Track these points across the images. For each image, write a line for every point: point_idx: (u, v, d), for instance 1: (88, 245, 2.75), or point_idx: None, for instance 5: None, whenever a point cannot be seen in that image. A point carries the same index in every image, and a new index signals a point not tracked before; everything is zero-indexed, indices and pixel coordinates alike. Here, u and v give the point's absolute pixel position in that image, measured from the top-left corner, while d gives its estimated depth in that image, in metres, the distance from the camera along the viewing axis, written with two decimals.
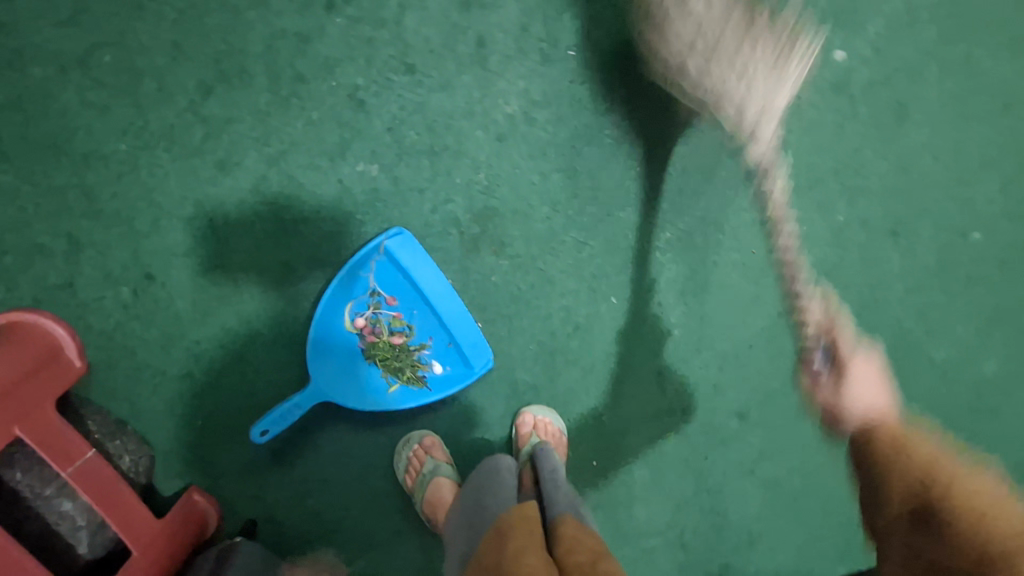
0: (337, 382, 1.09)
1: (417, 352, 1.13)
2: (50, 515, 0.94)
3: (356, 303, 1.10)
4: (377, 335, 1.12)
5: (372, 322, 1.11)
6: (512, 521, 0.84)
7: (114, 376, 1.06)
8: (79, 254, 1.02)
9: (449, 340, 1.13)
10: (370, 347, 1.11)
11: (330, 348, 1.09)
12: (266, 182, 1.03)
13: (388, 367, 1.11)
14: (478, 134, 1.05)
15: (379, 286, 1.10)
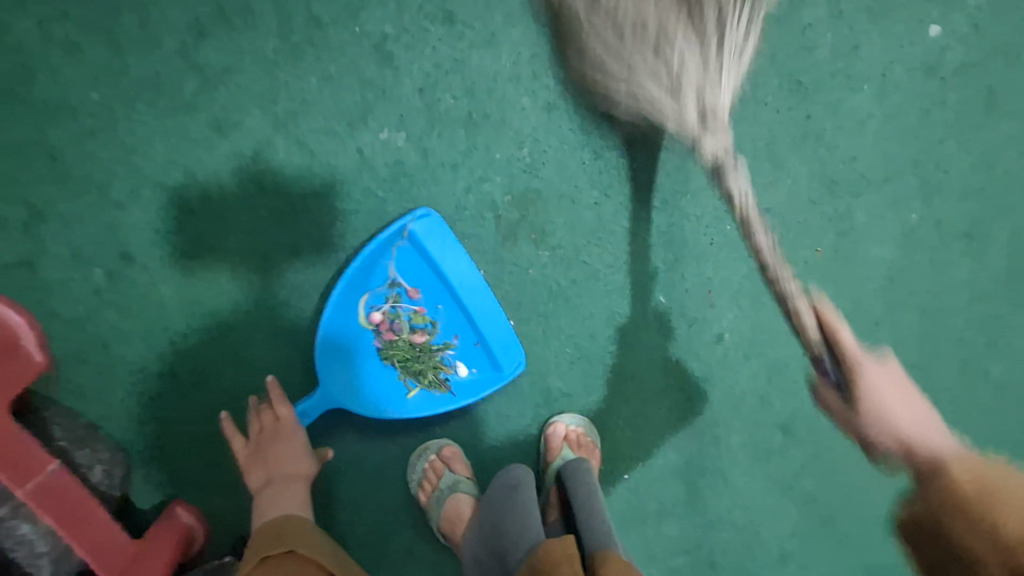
0: (348, 387, 0.93)
1: (441, 353, 0.96)
2: (5, 540, 0.79)
3: (373, 295, 0.94)
4: (395, 333, 0.95)
5: (390, 317, 0.94)
6: (548, 557, 0.72)
7: (84, 373, 0.90)
8: (42, 225, 0.85)
9: (478, 338, 0.96)
10: (387, 345, 0.94)
11: (342, 347, 0.93)
12: (271, 148, 0.87)
13: (407, 369, 0.95)
14: (524, 103, 0.92)
15: (400, 276, 0.94)
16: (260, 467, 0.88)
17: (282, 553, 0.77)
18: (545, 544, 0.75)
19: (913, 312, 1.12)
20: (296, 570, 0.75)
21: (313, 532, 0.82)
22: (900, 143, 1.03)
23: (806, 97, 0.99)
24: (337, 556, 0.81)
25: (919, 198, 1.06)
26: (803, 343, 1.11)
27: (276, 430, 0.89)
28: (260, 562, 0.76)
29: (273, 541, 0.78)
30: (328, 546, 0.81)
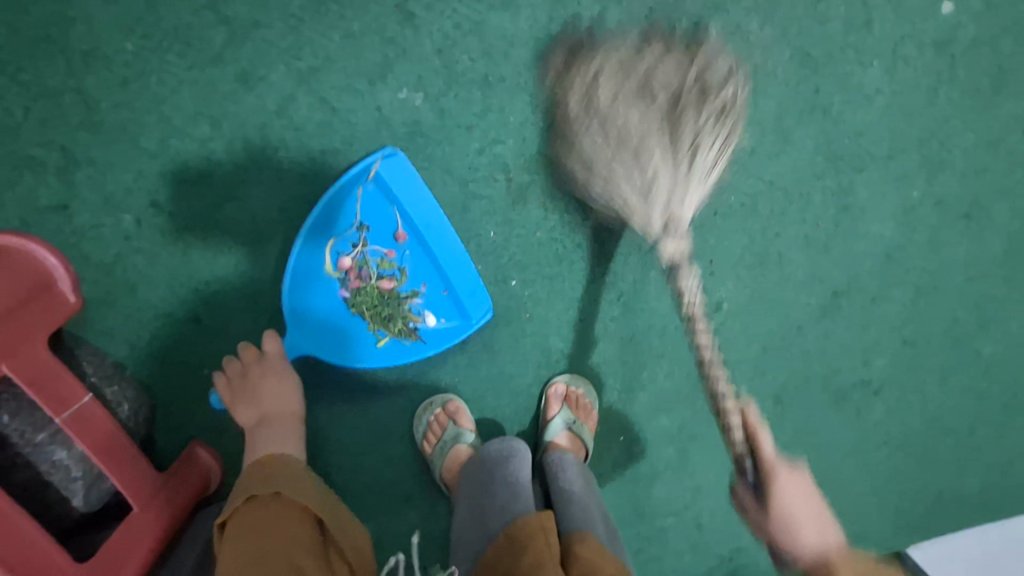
0: (318, 335, 0.97)
1: (409, 302, 0.97)
2: (42, 464, 0.84)
3: (340, 240, 0.95)
4: (363, 280, 0.96)
5: (358, 264, 0.95)
6: (525, 529, 0.80)
7: (113, 315, 0.95)
8: (75, 172, 0.89)
9: (445, 287, 0.98)
10: (354, 294, 0.96)
11: (310, 293, 0.96)
12: (293, 103, 0.90)
13: (375, 318, 0.97)
14: (539, 68, 0.95)
15: (366, 221, 0.94)
16: (251, 404, 0.92)
17: (269, 493, 0.76)
18: (521, 517, 0.82)
19: (908, 289, 1.16)
20: (285, 511, 0.74)
21: (301, 478, 0.81)
22: (906, 120, 1.05)
23: (815, 72, 1.01)
24: (323, 500, 0.79)
25: (922, 175, 1.09)
26: (800, 315, 1.14)
27: (266, 366, 0.94)
28: (245, 501, 0.74)
29: (261, 482, 0.77)
30: (314, 489, 0.79)
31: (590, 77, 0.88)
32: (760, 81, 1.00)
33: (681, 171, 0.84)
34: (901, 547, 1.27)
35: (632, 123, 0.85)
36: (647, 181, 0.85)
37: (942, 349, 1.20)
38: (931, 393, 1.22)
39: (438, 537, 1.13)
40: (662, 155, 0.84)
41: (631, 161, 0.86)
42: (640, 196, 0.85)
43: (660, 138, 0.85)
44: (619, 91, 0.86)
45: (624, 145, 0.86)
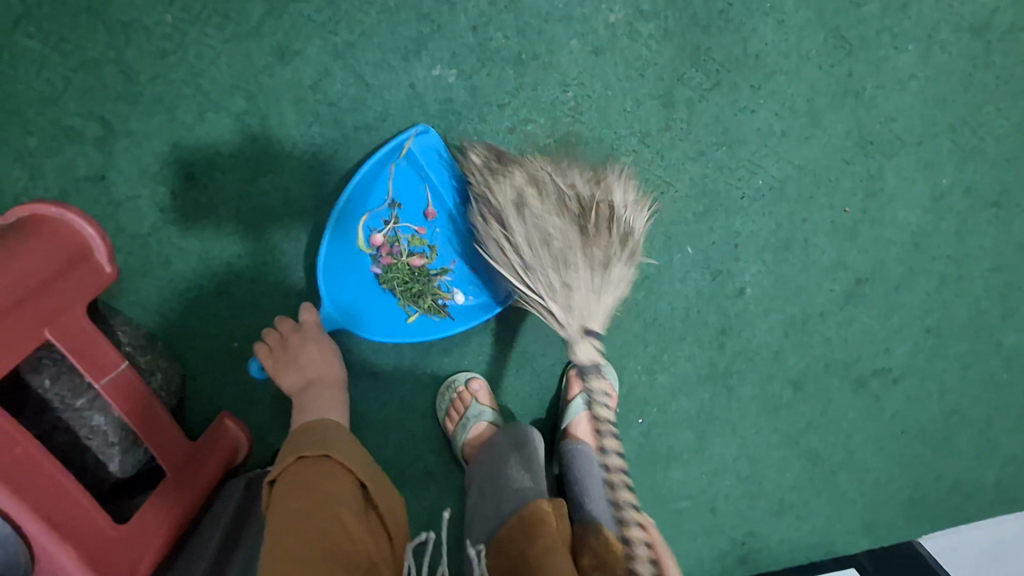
0: (351, 309, 0.98)
1: (438, 279, 0.99)
2: (81, 428, 0.86)
3: (373, 217, 0.97)
4: (394, 256, 0.98)
5: (390, 240, 0.98)
6: (538, 512, 0.81)
7: (147, 286, 0.98)
8: (113, 142, 0.90)
9: (473, 265, 1.00)
10: (386, 269, 0.98)
11: (343, 267, 0.97)
12: (328, 78, 0.91)
13: (406, 293, 0.99)
14: (573, 47, 0.95)
15: (398, 198, 0.97)
16: (293, 370, 0.92)
17: (320, 455, 0.76)
18: (534, 502, 0.84)
19: (933, 278, 1.15)
20: (332, 474, 0.73)
21: (347, 441, 0.80)
22: (940, 105, 1.05)
23: (849, 55, 1.01)
24: (370, 469, 0.78)
25: (952, 163, 1.08)
26: (823, 301, 1.14)
27: (304, 335, 0.94)
28: (296, 460, 0.74)
29: (309, 442, 0.77)
30: (361, 453, 0.78)
31: (510, 182, 0.90)
32: (793, 63, 1.00)
33: (594, 273, 0.87)
34: (914, 537, 1.27)
35: (542, 201, 0.90)
36: (565, 271, 0.87)
37: (964, 339, 1.20)
38: (951, 382, 1.22)
39: (457, 512, 1.15)
40: (584, 265, 0.87)
41: (555, 264, 0.88)
42: (558, 282, 0.85)
43: (559, 265, 0.87)
44: (547, 202, 0.91)
45: (541, 243, 0.89)
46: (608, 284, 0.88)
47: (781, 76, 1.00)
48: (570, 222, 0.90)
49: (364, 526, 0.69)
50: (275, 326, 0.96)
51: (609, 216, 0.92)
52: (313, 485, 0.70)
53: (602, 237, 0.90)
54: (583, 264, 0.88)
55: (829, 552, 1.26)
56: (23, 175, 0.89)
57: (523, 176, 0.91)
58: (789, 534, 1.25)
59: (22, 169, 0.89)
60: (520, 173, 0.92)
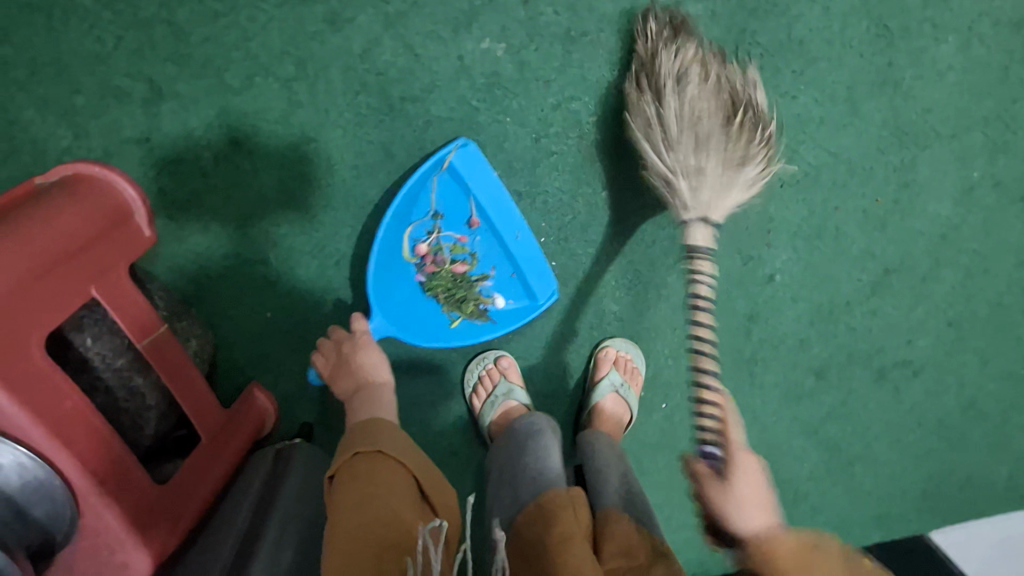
0: (398, 316, 1.01)
1: (479, 284, 1.04)
2: (120, 390, 0.85)
3: (416, 228, 1.02)
4: (437, 265, 1.02)
5: (433, 249, 1.02)
6: (556, 500, 0.79)
7: (183, 250, 0.99)
8: (160, 105, 0.94)
9: (513, 270, 1.04)
10: (430, 277, 1.02)
11: (389, 276, 1.01)
12: (378, 47, 0.95)
13: (449, 300, 1.02)
14: (616, 27, 0.98)
15: (440, 209, 1.02)
16: (346, 378, 0.93)
17: (373, 450, 0.76)
18: (552, 490, 0.82)
19: (958, 271, 1.16)
20: (385, 469, 0.73)
21: (399, 436, 0.81)
22: (977, 99, 1.06)
23: (891, 44, 1.02)
24: (421, 462, 0.78)
25: (983, 156, 1.09)
26: (848, 290, 1.15)
27: (355, 343, 0.95)
28: (351, 456, 0.75)
29: (363, 437, 0.77)
30: (414, 449, 0.78)
31: (680, 49, 0.94)
32: (835, 50, 1.02)
33: (733, 168, 0.89)
34: (923, 529, 1.29)
35: (699, 92, 0.91)
36: (699, 155, 0.87)
37: (986, 333, 1.21)
38: (970, 377, 1.23)
39: (474, 488, 1.16)
40: (722, 146, 0.88)
41: (691, 144, 0.89)
42: (687, 175, 0.88)
43: (699, 137, 0.89)
44: (706, 88, 0.93)
45: (692, 123, 0.90)
46: (730, 188, 0.88)
47: (823, 62, 1.02)
48: (712, 106, 0.91)
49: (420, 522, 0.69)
50: (329, 338, 0.99)
51: (753, 120, 0.93)
52: (369, 479, 0.70)
53: (750, 140, 0.91)
54: (720, 166, 0.87)
55: (839, 542, 1.27)
56: (68, 134, 0.93)
57: (695, 56, 0.94)
58: (801, 523, 1.26)
59: (68, 127, 0.93)
60: (686, 47, 0.95)
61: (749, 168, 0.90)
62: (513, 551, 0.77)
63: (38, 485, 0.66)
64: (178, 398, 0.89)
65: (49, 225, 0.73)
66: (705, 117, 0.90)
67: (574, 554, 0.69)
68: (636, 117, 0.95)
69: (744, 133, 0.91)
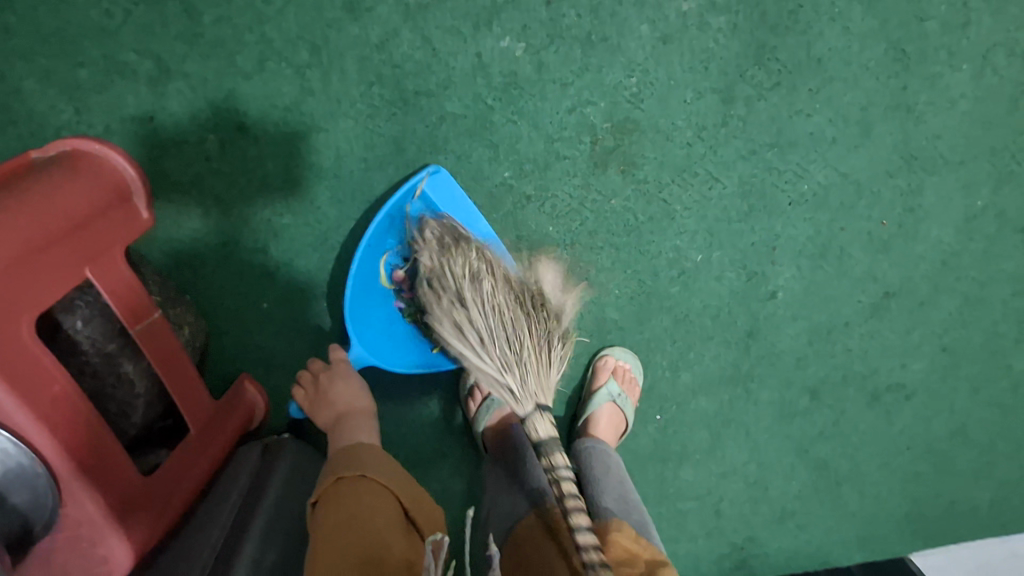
0: (377, 343, 1.01)
1: None
2: (108, 375, 0.83)
3: (393, 255, 1.00)
4: (415, 291, 1.00)
5: (411, 275, 0.99)
6: (556, 510, 0.80)
7: (179, 235, 0.97)
8: (166, 84, 0.91)
9: None
10: (408, 303, 0.99)
11: (367, 304, 0.99)
12: (396, 39, 0.93)
13: (428, 326, 0.99)
14: (636, 34, 0.98)
15: None
16: (325, 407, 0.93)
17: (356, 475, 0.75)
18: (551, 501, 0.82)
19: (956, 297, 1.17)
20: (369, 492, 0.73)
21: (384, 459, 0.80)
22: (985, 128, 1.07)
23: (906, 69, 1.03)
24: (405, 483, 0.78)
25: (988, 185, 1.11)
26: (849, 311, 1.15)
27: (333, 371, 0.96)
28: (336, 480, 0.74)
29: (346, 462, 0.77)
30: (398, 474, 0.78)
31: (460, 248, 0.89)
32: (852, 71, 1.02)
33: (543, 357, 0.84)
34: (906, 552, 1.30)
35: (490, 292, 0.85)
36: (511, 359, 0.80)
37: (979, 360, 1.22)
38: (961, 403, 1.24)
39: (464, 492, 1.14)
40: (528, 338, 0.83)
41: (496, 343, 0.81)
42: (504, 376, 0.79)
43: (513, 343, 0.81)
44: (499, 284, 0.87)
45: (491, 323, 0.83)
46: (550, 375, 0.83)
47: (839, 82, 1.03)
48: (507, 310, 0.84)
49: (405, 539, 0.69)
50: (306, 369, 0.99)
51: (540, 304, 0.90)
52: (354, 504, 0.70)
53: (546, 316, 0.89)
54: (507, 354, 0.81)
55: (823, 562, 1.27)
56: (69, 108, 0.90)
57: (480, 258, 0.89)
58: (786, 542, 1.26)
59: (68, 101, 0.90)
60: (462, 235, 0.91)
61: (557, 350, 0.88)
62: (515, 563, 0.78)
63: (20, 472, 0.63)
64: (170, 387, 0.86)
65: (40, 205, 0.70)
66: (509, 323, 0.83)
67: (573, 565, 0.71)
68: (434, 309, 0.86)
69: (547, 312, 0.90)
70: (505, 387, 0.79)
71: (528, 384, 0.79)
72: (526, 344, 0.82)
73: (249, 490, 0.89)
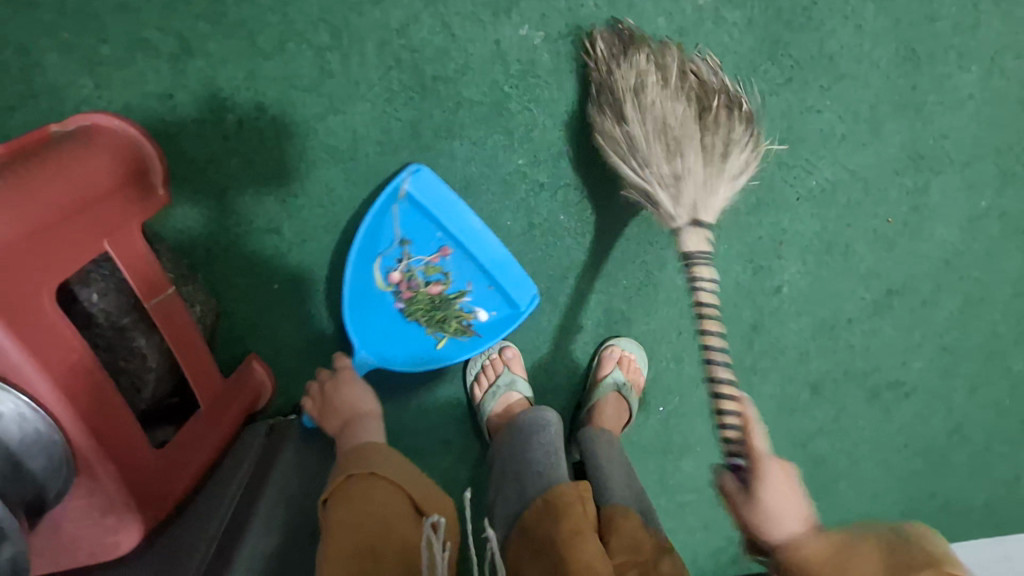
0: (381, 344, 1.04)
1: (457, 301, 1.06)
2: (122, 349, 0.83)
3: (386, 258, 1.03)
4: (413, 290, 1.05)
5: (406, 275, 1.04)
6: (564, 496, 0.80)
7: (194, 214, 0.98)
8: (187, 62, 0.92)
9: (489, 282, 1.06)
10: (408, 303, 1.04)
11: (367, 309, 1.03)
12: (415, 24, 0.94)
13: (431, 322, 1.05)
14: (653, 26, 0.99)
15: (405, 235, 1.03)
16: (332, 416, 0.94)
17: (366, 473, 0.75)
18: (559, 486, 0.82)
19: (957, 297, 1.19)
20: (378, 489, 0.73)
21: (392, 458, 0.80)
22: (992, 129, 1.09)
23: (916, 68, 1.05)
24: (416, 479, 0.78)
25: (992, 187, 1.12)
26: (852, 307, 1.17)
27: (338, 379, 0.98)
28: (346, 478, 0.74)
29: (357, 461, 0.77)
30: (407, 470, 0.78)
31: (634, 55, 0.94)
32: (863, 69, 1.04)
33: (709, 168, 0.86)
34: None
35: (665, 95, 0.91)
36: (675, 150, 0.87)
37: (978, 361, 1.24)
38: (959, 403, 1.26)
39: (468, 479, 1.15)
40: (699, 145, 0.87)
41: (666, 151, 0.87)
42: (666, 162, 0.87)
43: (684, 134, 0.88)
44: (669, 92, 0.92)
45: (660, 133, 0.89)
46: (721, 175, 0.87)
47: (850, 80, 1.04)
48: (681, 110, 0.90)
49: (410, 529, 0.69)
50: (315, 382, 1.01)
51: (728, 108, 0.93)
52: (363, 499, 0.70)
53: (728, 129, 0.91)
54: (693, 151, 0.87)
55: None
56: (90, 84, 0.91)
57: (650, 62, 0.94)
58: None
59: (90, 76, 0.91)
60: (637, 45, 0.95)
61: (739, 153, 0.89)
62: (524, 549, 0.77)
63: (37, 438, 0.61)
64: (183, 363, 0.87)
65: (61, 177, 0.71)
66: (667, 133, 0.89)
67: (585, 548, 0.70)
68: (603, 112, 0.95)
69: (726, 121, 0.91)
70: (653, 181, 0.88)
71: (693, 154, 0.86)
72: (687, 142, 0.87)
73: (254, 474, 0.89)
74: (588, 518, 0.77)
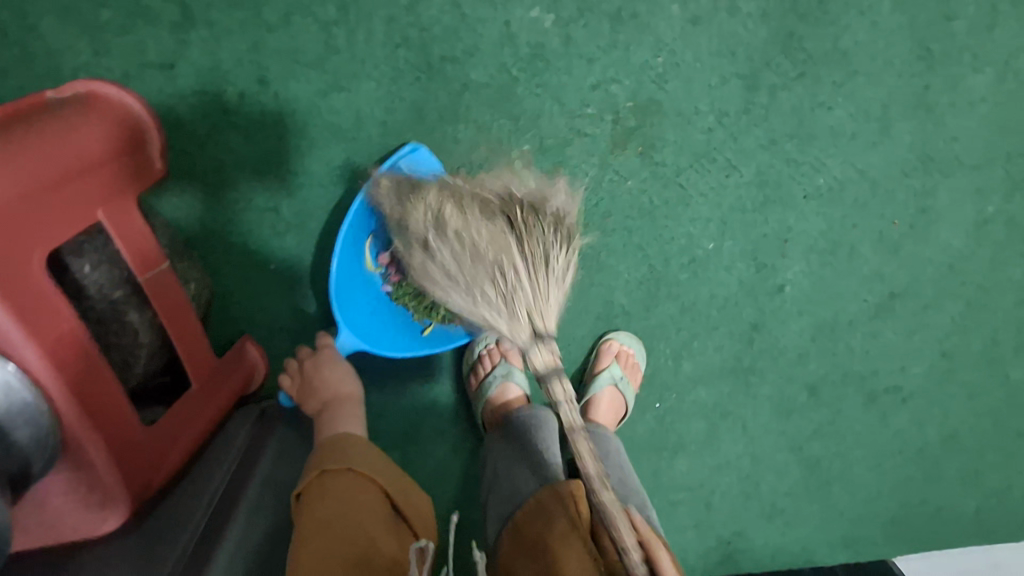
0: (367, 327, 1.01)
1: None
2: (113, 324, 0.81)
3: (377, 237, 1.01)
4: (401, 275, 1.00)
5: (396, 259, 1.01)
6: (554, 496, 0.80)
7: (190, 188, 0.96)
8: (189, 32, 0.90)
9: None
10: (396, 287, 1.01)
11: (353, 290, 1.00)
12: (425, 2, 0.93)
13: (419, 308, 1.01)
14: (667, 14, 0.98)
15: None
16: (313, 395, 0.93)
17: (342, 469, 0.74)
18: (550, 486, 0.82)
19: (960, 303, 1.18)
20: (353, 488, 0.71)
21: (371, 452, 0.79)
22: (1002, 133, 1.08)
23: (930, 68, 1.03)
24: (394, 476, 0.77)
25: (1000, 192, 1.11)
26: (853, 310, 1.16)
27: (319, 358, 0.97)
28: (320, 474, 0.72)
29: (331, 455, 0.75)
30: (384, 467, 0.77)
31: (426, 199, 0.86)
32: (876, 67, 1.03)
33: (538, 273, 0.81)
34: (890, 556, 1.30)
35: (456, 217, 0.84)
36: (494, 260, 0.80)
37: (977, 368, 1.23)
38: (955, 410, 1.25)
39: (459, 470, 1.13)
40: (520, 261, 0.80)
41: (472, 287, 0.80)
42: (526, 279, 0.79)
43: (497, 255, 0.80)
44: (464, 213, 0.84)
45: (470, 254, 0.81)
46: (551, 275, 0.81)
47: (862, 77, 1.03)
48: (503, 239, 0.81)
49: (389, 534, 0.69)
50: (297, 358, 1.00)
51: (534, 214, 0.86)
52: (339, 499, 0.69)
53: (546, 220, 0.86)
54: (517, 266, 0.80)
55: (811, 561, 1.27)
56: (88, 49, 0.89)
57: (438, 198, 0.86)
58: (774, 539, 1.26)
59: (88, 42, 0.89)
60: (427, 187, 0.89)
61: (556, 255, 0.84)
62: (517, 552, 0.77)
63: (23, 408, 0.59)
64: (174, 340, 0.85)
65: (50, 142, 0.68)
66: (494, 252, 0.80)
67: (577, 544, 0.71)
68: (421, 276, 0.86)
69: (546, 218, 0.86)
70: (511, 270, 0.78)
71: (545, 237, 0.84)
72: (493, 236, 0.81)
73: (245, 455, 0.88)
74: (580, 517, 0.76)
